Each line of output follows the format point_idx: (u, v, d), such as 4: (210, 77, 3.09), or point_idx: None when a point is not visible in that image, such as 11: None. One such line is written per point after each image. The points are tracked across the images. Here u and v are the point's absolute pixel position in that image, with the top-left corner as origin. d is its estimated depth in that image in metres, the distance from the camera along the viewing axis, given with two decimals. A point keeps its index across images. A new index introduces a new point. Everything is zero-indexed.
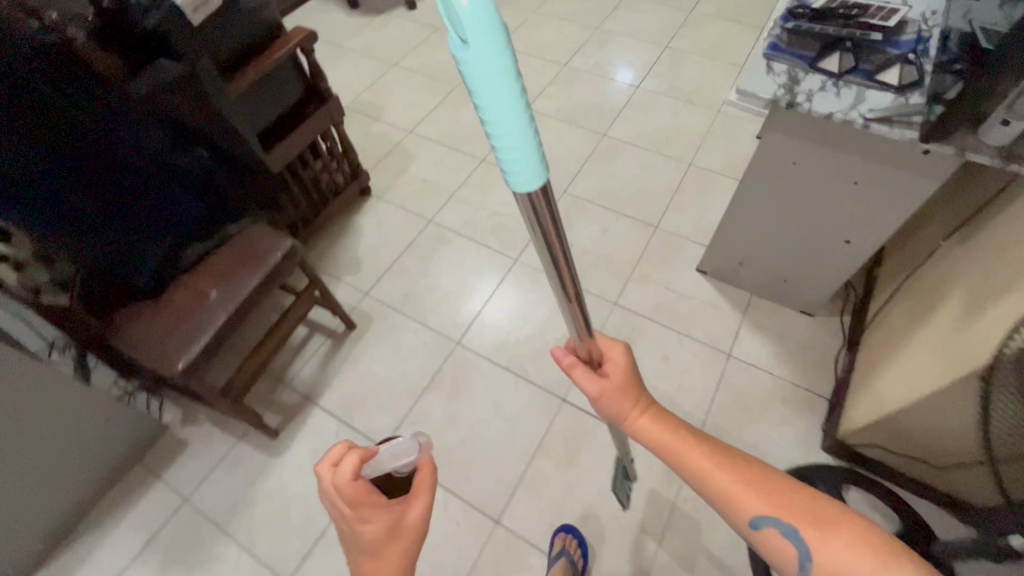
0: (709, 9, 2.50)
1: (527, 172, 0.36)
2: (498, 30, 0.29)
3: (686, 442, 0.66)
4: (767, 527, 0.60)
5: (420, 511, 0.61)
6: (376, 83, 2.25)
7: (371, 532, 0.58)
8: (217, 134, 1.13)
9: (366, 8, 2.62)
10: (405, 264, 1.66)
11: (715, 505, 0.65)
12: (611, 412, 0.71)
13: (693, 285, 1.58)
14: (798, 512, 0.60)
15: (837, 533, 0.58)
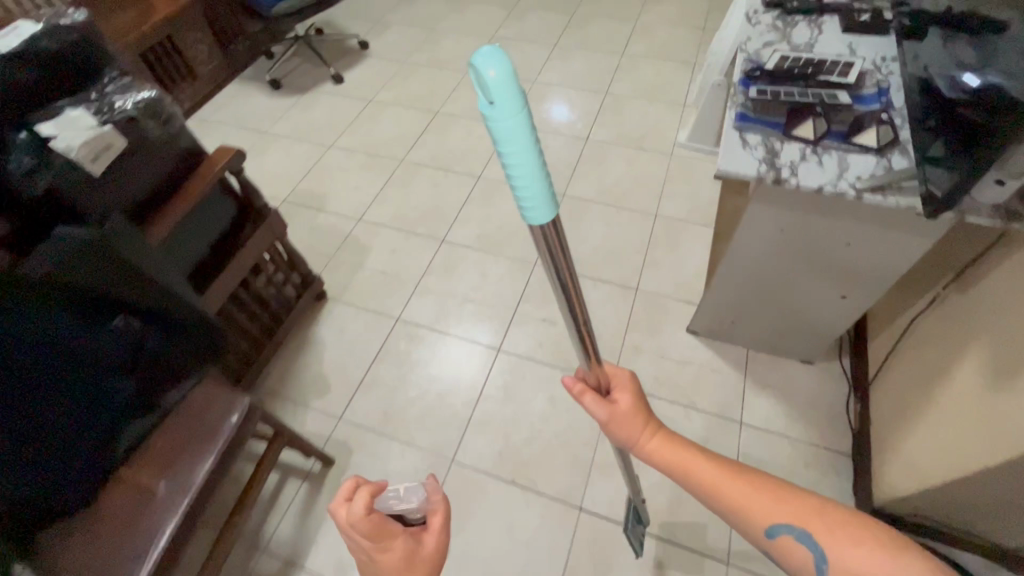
0: (639, 50, 2.52)
1: (537, 205, 0.43)
2: (515, 95, 0.39)
3: (695, 459, 0.75)
4: (777, 530, 0.70)
5: (433, 543, 0.67)
6: (313, 169, 2.10)
7: (391, 560, 0.64)
8: (139, 297, 0.96)
9: (290, 87, 2.48)
10: (379, 373, 1.51)
11: (727, 513, 0.74)
12: (624, 436, 0.77)
13: (688, 349, 1.51)
14: (800, 513, 0.70)
15: (837, 529, 0.68)
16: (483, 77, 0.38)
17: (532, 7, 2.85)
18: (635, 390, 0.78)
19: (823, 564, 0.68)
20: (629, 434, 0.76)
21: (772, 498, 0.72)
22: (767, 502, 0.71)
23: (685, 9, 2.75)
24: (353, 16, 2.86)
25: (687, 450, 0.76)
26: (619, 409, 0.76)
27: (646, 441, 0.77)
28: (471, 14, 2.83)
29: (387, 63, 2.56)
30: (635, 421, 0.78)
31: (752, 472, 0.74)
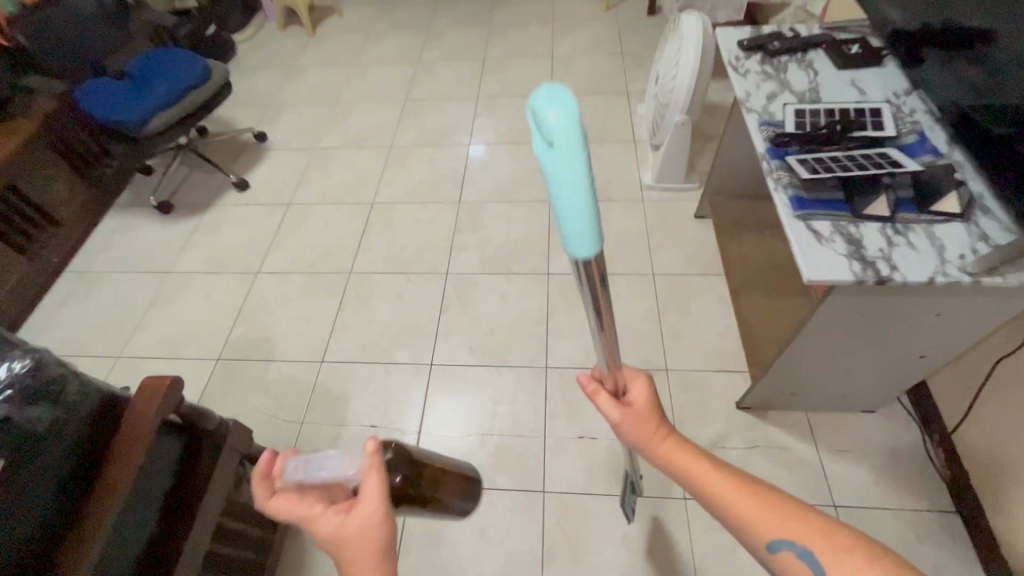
0: (568, 87, 2.37)
1: (583, 248, 0.36)
2: (579, 137, 0.32)
3: (705, 468, 0.59)
4: (781, 550, 0.53)
5: (361, 509, 0.53)
6: (245, 307, 1.73)
7: (327, 537, 0.53)
8: None
9: (185, 206, 2.06)
10: (409, 570, 1.20)
11: (727, 525, 0.57)
12: (630, 435, 0.64)
13: (748, 429, 1.35)
14: (814, 532, 0.53)
15: (854, 553, 0.50)
16: (542, 114, 0.31)
17: (439, 59, 2.62)
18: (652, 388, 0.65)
19: None
20: (639, 438, 0.63)
21: (786, 512, 0.55)
22: (773, 514, 0.55)
23: (597, 35, 2.64)
24: (238, 105, 2.48)
25: (698, 454, 0.61)
26: (631, 410, 0.64)
27: (654, 441, 0.63)
28: (375, 79, 2.55)
29: (296, 154, 2.22)
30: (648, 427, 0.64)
31: (767, 485, 0.57)
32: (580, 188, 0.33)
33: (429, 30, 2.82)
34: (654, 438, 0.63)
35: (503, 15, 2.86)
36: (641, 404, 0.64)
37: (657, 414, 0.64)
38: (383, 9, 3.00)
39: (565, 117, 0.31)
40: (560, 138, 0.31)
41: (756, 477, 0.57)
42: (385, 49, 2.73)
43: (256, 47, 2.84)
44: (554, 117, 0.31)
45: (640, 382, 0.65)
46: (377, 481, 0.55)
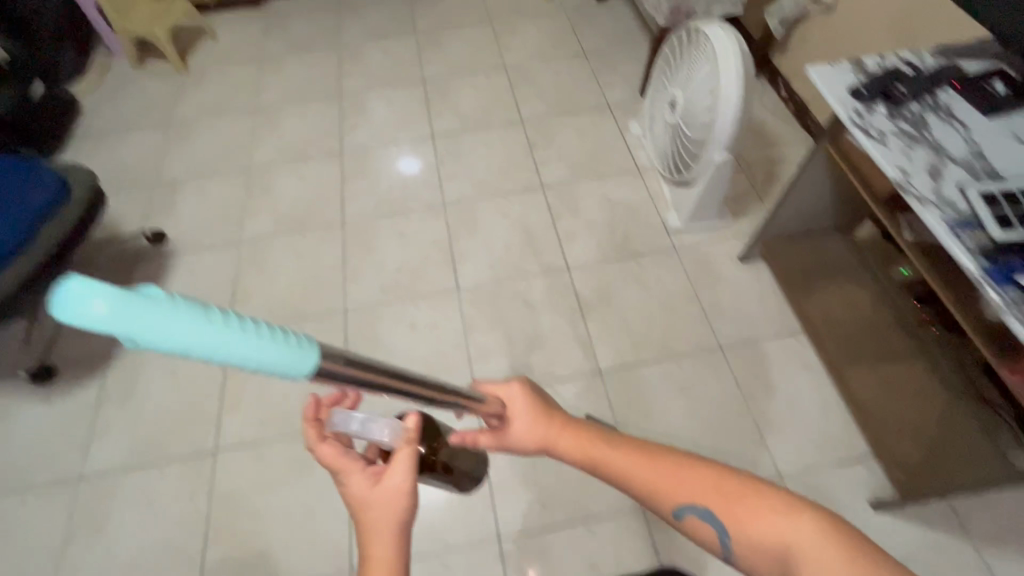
0: (538, 107, 1.98)
1: (301, 356, 0.37)
2: (150, 305, 0.29)
3: (600, 447, 0.71)
4: (685, 514, 0.64)
5: (395, 481, 0.59)
6: (213, 508, 1.26)
7: (355, 494, 0.60)
8: None
9: (74, 363, 1.47)
10: None
11: (641, 497, 0.68)
12: (530, 447, 0.76)
13: (891, 535, 1.16)
14: (705, 489, 0.63)
15: (743, 501, 0.61)
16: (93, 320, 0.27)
17: (366, 88, 2.11)
18: (529, 394, 0.78)
19: (733, 541, 0.61)
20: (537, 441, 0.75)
21: (674, 475, 0.66)
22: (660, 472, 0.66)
23: (548, 32, 2.24)
24: (111, 192, 1.85)
25: (599, 442, 0.72)
26: (519, 421, 0.76)
27: (557, 441, 0.75)
28: (292, 125, 2.00)
29: (217, 255, 1.68)
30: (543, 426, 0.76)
31: (658, 451, 0.69)
32: (204, 330, 0.31)
33: (341, 48, 2.26)
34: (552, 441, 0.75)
35: (426, 16, 2.36)
36: (525, 414, 0.76)
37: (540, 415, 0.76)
38: (271, 26, 2.37)
39: (119, 298, 0.27)
40: (139, 316, 0.28)
41: (648, 449, 0.69)
42: (290, 81, 2.15)
43: (111, 100, 2.13)
44: (105, 309, 0.27)
45: (518, 394, 0.78)
46: (410, 454, 0.60)
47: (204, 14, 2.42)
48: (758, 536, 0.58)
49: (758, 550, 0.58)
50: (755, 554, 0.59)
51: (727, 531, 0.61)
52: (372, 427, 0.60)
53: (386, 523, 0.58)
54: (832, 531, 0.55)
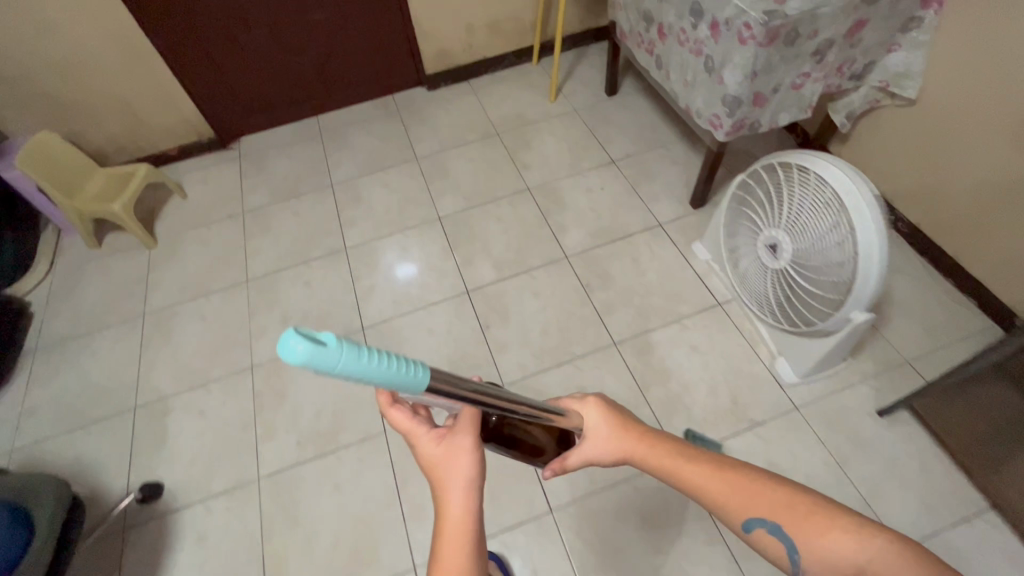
0: (580, 236, 1.72)
1: (422, 370, 0.46)
2: (336, 347, 0.38)
3: (672, 458, 0.70)
4: (754, 527, 0.65)
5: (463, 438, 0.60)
6: None
7: (426, 456, 0.61)
8: None
9: None
10: None
11: (710, 506, 0.69)
12: (607, 458, 0.75)
13: None
14: (776, 506, 0.65)
15: (814, 520, 0.63)
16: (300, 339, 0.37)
17: (374, 237, 1.81)
18: (607, 409, 0.76)
19: (801, 556, 0.63)
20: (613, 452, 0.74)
21: (748, 491, 0.66)
22: (732, 488, 0.67)
23: (565, 140, 2.01)
24: (85, 431, 1.48)
25: (675, 453, 0.71)
26: (595, 432, 0.75)
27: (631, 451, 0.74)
28: (296, 300, 1.68)
29: (233, 506, 1.32)
30: (619, 435, 0.75)
31: (730, 464, 0.69)
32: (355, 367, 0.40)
33: (334, 189, 1.97)
34: (630, 454, 0.74)
35: (424, 137, 2.10)
36: (606, 427, 0.75)
37: (619, 425, 0.75)
38: (248, 172, 2.07)
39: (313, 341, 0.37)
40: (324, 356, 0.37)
41: (724, 462, 0.69)
42: (283, 240, 1.84)
43: (67, 297, 1.77)
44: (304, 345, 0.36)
45: (594, 407, 0.76)
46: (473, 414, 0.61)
47: (162, 168, 2.12)
48: (831, 556, 0.60)
49: (831, 571, 0.60)
50: (825, 569, 0.60)
51: (798, 548, 0.63)
52: None
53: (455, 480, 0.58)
54: (908, 555, 0.56)
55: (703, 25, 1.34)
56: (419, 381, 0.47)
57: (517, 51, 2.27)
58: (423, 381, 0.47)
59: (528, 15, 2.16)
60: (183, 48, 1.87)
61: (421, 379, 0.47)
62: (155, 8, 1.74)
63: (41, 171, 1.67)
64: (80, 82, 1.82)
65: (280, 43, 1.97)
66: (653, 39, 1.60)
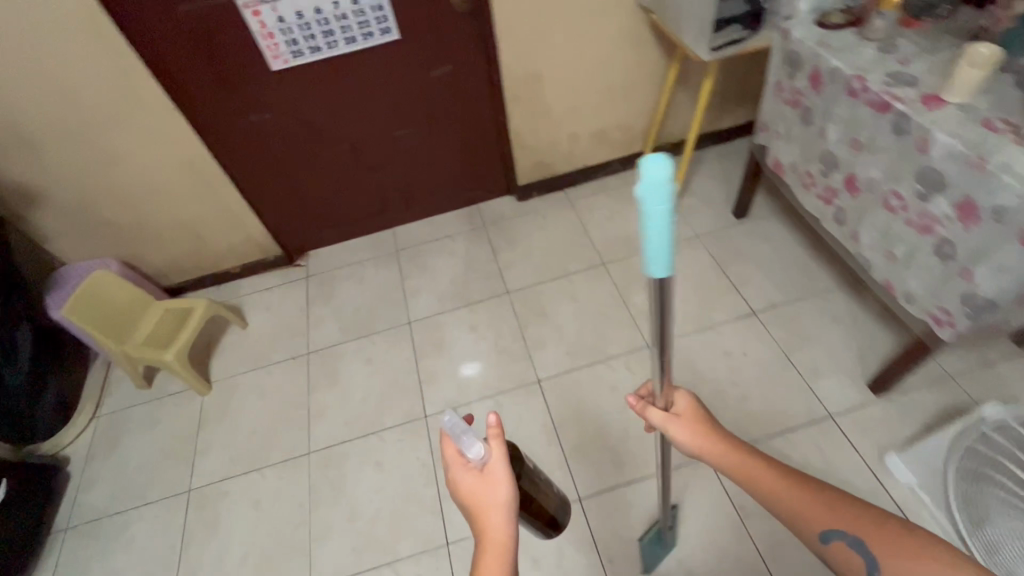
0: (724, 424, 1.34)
1: (664, 163, 0.40)
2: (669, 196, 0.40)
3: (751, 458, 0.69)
4: (832, 540, 0.62)
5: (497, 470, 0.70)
6: None
7: (466, 486, 0.71)
8: None
9: None
10: None
11: (784, 515, 0.67)
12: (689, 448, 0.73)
13: None
14: (858, 519, 0.62)
15: (906, 541, 0.59)
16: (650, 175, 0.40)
17: (459, 403, 1.50)
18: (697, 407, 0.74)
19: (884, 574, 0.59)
20: (696, 441, 0.72)
21: (827, 505, 0.64)
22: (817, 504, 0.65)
23: (689, 277, 1.65)
24: None
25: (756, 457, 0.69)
26: (682, 421, 0.73)
27: (712, 446, 0.72)
28: (365, 488, 1.38)
29: None
30: (705, 430, 0.72)
31: (812, 480, 0.67)
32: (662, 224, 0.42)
33: (411, 328, 1.69)
34: (706, 446, 0.72)
35: (514, 262, 1.80)
36: (691, 417, 0.73)
37: (704, 421, 0.73)
38: (315, 297, 1.82)
39: (659, 181, 0.39)
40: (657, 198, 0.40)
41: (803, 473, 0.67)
42: (352, 396, 1.56)
43: (109, 456, 1.54)
44: (655, 178, 0.39)
45: (684, 399, 0.74)
46: (502, 449, 0.71)
47: (223, 285, 1.89)
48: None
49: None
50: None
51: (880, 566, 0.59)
52: (474, 444, 0.70)
53: (493, 503, 0.69)
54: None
55: (942, 200, 0.98)
56: (652, 179, 0.40)
57: (622, 157, 1.95)
58: (655, 183, 0.40)
59: (640, 121, 1.84)
60: (258, 169, 1.67)
61: (650, 186, 0.40)
62: (231, 132, 1.55)
63: (90, 317, 1.46)
64: (142, 208, 1.62)
65: (359, 159, 1.74)
66: (834, 187, 1.23)
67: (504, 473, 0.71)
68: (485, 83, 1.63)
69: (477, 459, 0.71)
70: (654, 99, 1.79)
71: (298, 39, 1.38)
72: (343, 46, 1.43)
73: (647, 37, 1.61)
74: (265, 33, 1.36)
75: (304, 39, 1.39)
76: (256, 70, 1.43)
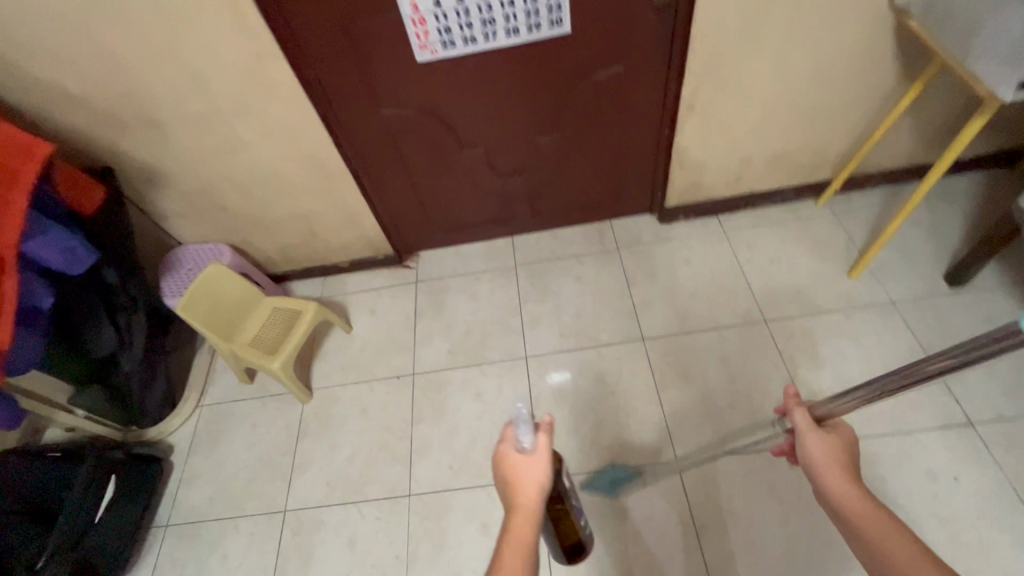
0: None
1: None
2: None
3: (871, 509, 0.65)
4: None
5: (543, 453, 0.70)
6: None
7: (508, 470, 0.70)
8: None
9: None
10: None
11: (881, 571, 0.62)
12: (814, 467, 0.74)
13: None
14: None
15: None
16: None
17: (578, 471, 1.31)
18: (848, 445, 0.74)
19: None
20: (824, 458, 0.73)
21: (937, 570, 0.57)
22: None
23: (877, 359, 1.34)
24: None
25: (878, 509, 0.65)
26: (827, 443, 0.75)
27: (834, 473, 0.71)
28: (469, 550, 1.24)
29: None
30: (841, 463, 0.72)
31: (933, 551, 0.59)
32: None
33: (527, 364, 1.50)
34: (836, 476, 0.71)
35: (652, 301, 1.55)
36: (836, 441, 0.75)
37: (848, 462, 0.72)
38: (424, 309, 1.66)
39: None
40: None
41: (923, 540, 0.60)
42: (458, 436, 1.40)
43: (210, 453, 1.49)
44: None
45: (847, 436, 0.76)
46: (547, 445, 0.71)
47: (329, 279, 1.78)
48: None
49: None
50: None
51: None
52: (524, 434, 0.70)
53: (531, 488, 0.67)
54: None
55: None
56: None
57: (799, 185, 1.61)
58: None
59: (837, 147, 1.48)
60: (381, 166, 1.49)
61: None
62: (359, 127, 1.37)
63: (202, 314, 1.38)
64: (260, 198, 1.50)
65: (491, 164, 1.53)
66: None
67: (547, 461, 0.70)
68: (658, 89, 1.34)
69: (526, 448, 0.70)
70: (863, 124, 1.42)
71: (452, 27, 1.16)
72: (503, 38, 1.19)
73: (884, 47, 1.23)
74: (417, 19, 1.14)
75: (459, 28, 1.16)
76: (399, 60, 1.23)
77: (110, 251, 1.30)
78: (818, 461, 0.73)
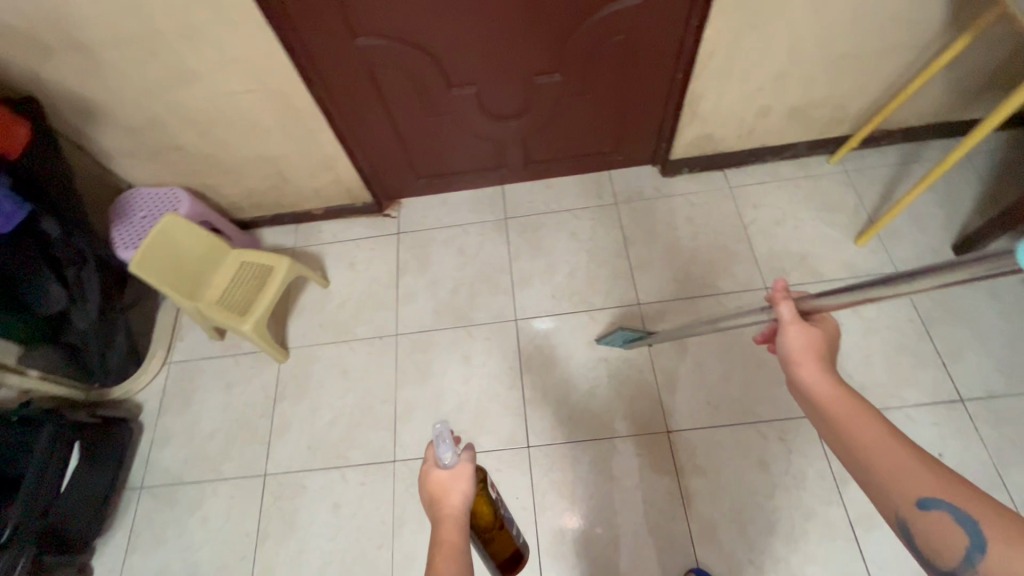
0: (893, 547, 1.14)
1: None
2: None
3: (851, 405, 0.60)
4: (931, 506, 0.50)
5: (467, 463, 0.63)
6: None
7: (431, 496, 0.62)
8: None
9: None
10: None
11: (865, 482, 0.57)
12: (790, 361, 0.68)
13: None
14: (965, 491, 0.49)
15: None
16: None
17: (566, 439, 1.29)
18: (830, 340, 0.69)
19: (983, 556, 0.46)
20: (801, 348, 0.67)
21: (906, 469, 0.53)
22: (927, 473, 0.52)
23: (877, 332, 1.30)
24: None
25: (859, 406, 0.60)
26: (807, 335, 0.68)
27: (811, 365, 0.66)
28: None
29: None
30: (819, 355, 0.67)
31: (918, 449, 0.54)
32: None
33: (517, 327, 1.43)
34: (807, 364, 0.66)
35: (650, 262, 1.46)
36: (814, 334, 0.68)
37: (824, 351, 0.67)
38: (407, 264, 1.55)
39: None
40: None
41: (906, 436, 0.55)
42: (444, 402, 1.35)
43: (181, 413, 1.42)
44: None
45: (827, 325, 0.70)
46: (469, 469, 0.63)
47: (303, 227, 1.64)
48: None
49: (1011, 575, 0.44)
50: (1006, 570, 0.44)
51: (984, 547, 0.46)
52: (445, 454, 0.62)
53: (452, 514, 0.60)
54: None
55: None
56: None
57: (815, 140, 1.49)
58: None
59: (861, 101, 1.36)
60: (359, 104, 1.31)
61: None
62: (332, 59, 1.18)
63: (162, 274, 1.25)
64: (220, 138, 1.32)
65: (483, 106, 1.36)
66: None
67: (470, 485, 0.62)
68: (676, 27, 1.17)
69: (449, 472, 0.62)
70: (894, 77, 1.29)
71: None
72: None
73: None
74: None
75: None
76: None
77: (45, 192, 1.13)
78: (793, 354, 0.68)
